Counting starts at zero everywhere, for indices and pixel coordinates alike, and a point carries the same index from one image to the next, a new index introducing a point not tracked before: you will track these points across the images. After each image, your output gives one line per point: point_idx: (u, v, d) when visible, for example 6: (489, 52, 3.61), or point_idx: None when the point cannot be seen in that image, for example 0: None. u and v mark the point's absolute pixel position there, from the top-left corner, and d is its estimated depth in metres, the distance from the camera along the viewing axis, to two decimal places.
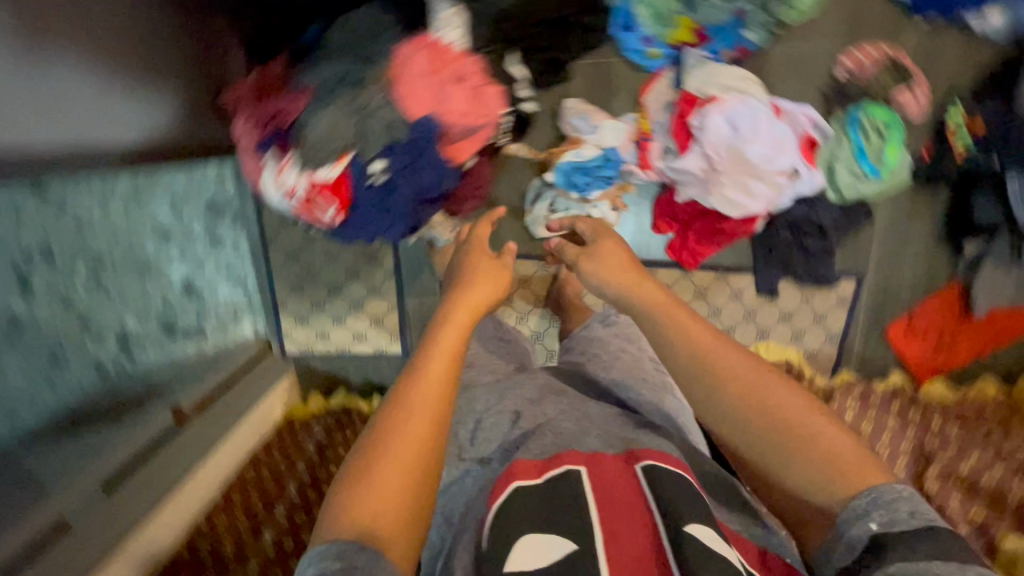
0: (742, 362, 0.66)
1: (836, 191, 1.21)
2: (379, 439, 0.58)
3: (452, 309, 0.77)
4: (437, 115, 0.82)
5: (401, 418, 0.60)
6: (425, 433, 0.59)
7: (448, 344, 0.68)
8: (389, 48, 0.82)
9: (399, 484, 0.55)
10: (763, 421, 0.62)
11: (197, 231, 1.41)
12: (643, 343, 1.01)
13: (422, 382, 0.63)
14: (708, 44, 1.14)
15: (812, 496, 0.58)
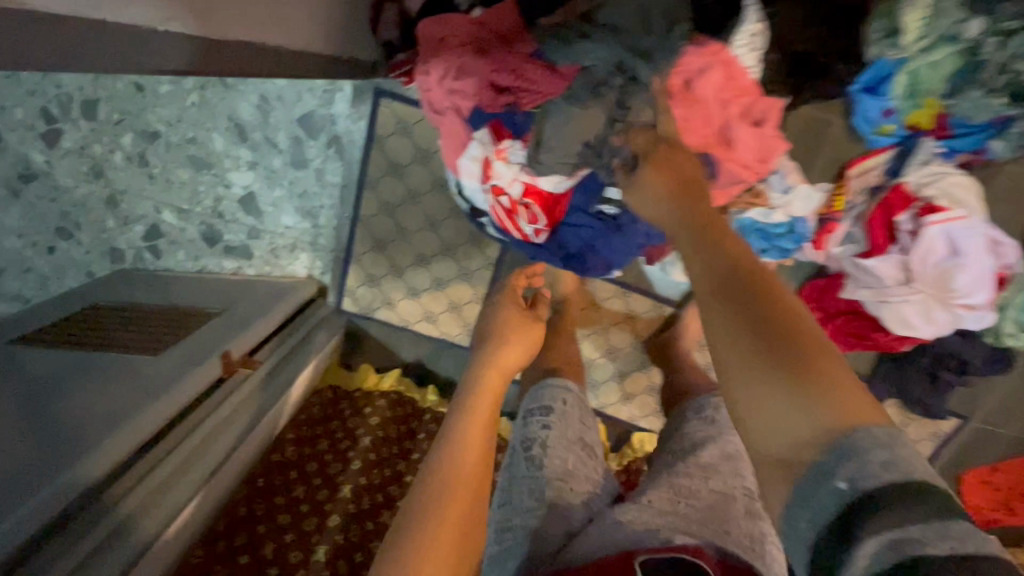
0: (770, 281, 0.48)
1: (996, 335, 1.10)
2: (435, 481, 0.66)
3: (488, 375, 0.84)
4: (711, 155, 0.70)
5: (454, 462, 0.68)
6: (472, 483, 0.67)
7: (485, 410, 0.78)
8: (677, 48, 0.64)
9: (455, 523, 0.62)
10: (777, 351, 0.43)
11: (280, 143, 1.18)
12: (745, 465, 0.73)
13: (468, 434, 0.73)
14: (948, 139, 0.97)
15: (778, 442, 0.42)
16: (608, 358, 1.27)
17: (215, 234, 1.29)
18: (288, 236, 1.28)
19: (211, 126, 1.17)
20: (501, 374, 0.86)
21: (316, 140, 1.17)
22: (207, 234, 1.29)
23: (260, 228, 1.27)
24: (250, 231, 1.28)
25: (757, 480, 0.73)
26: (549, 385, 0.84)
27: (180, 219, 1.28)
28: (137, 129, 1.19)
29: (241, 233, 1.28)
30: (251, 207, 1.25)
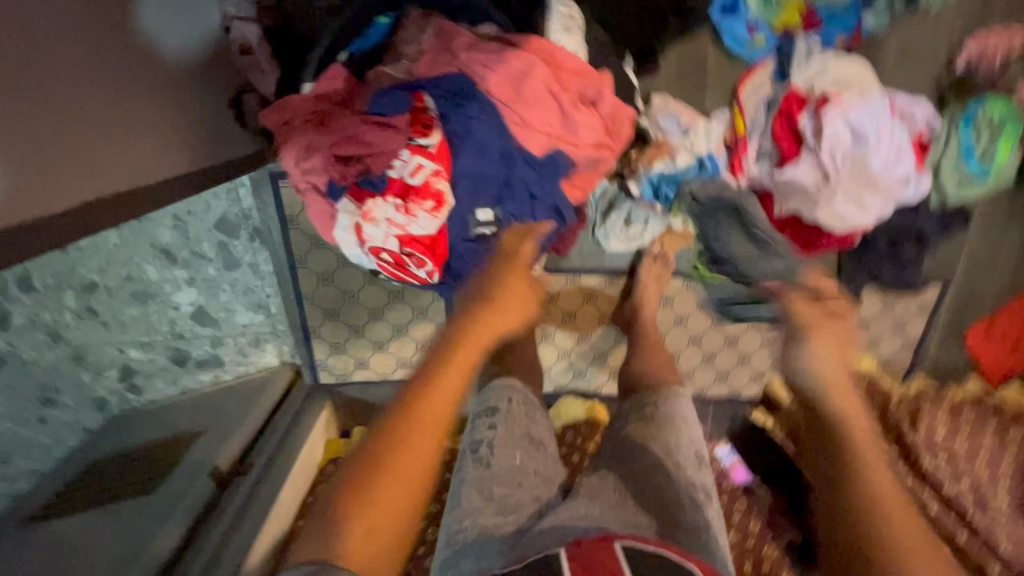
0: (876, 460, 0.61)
1: (939, 195, 1.11)
2: (376, 454, 0.48)
3: (491, 310, 0.57)
4: (558, 149, 0.64)
5: (400, 435, 0.48)
6: (424, 461, 0.48)
7: (464, 374, 0.52)
8: (499, 55, 0.65)
9: (389, 512, 0.46)
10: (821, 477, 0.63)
11: (209, 252, 1.22)
12: (682, 457, 0.82)
13: (429, 399, 0.50)
14: (819, 31, 0.99)
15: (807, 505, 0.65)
16: (582, 343, 1.27)
17: (183, 353, 1.31)
18: (248, 332, 1.33)
19: (139, 258, 1.18)
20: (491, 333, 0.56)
21: (239, 238, 1.22)
22: (175, 357, 1.31)
23: (220, 335, 1.31)
24: (213, 339, 1.31)
25: (696, 472, 0.82)
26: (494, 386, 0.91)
27: (146, 352, 1.28)
28: (70, 285, 1.15)
29: (206, 344, 1.31)
30: (206, 318, 1.29)
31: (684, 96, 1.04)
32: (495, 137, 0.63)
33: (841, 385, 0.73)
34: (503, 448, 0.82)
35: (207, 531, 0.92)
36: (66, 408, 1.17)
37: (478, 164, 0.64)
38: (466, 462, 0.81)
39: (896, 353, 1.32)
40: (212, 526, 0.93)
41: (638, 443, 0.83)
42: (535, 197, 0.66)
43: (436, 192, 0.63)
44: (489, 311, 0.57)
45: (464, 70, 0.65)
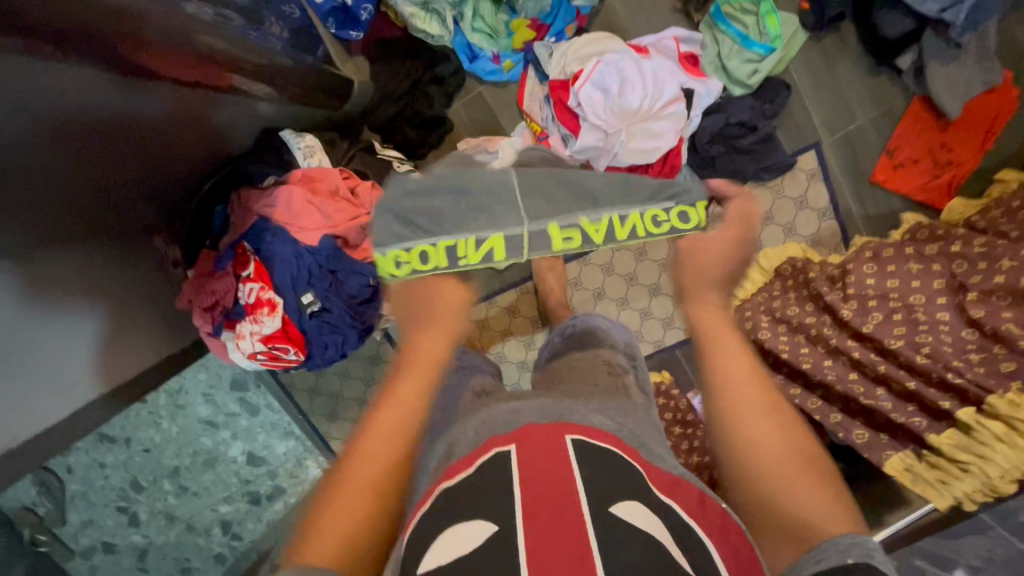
0: (754, 381, 0.57)
1: (740, 84, 1.20)
2: (343, 474, 0.52)
3: (418, 341, 0.62)
4: (329, 233, 0.90)
5: (352, 458, 0.53)
6: (372, 465, 0.52)
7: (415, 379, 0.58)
8: (270, 194, 0.92)
9: (350, 525, 0.49)
10: (745, 388, 0.56)
11: (235, 409, 1.58)
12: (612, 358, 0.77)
13: (377, 429, 0.55)
14: (548, 30, 1.18)
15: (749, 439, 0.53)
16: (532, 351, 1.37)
17: (255, 493, 1.62)
18: (290, 457, 1.64)
19: (196, 435, 1.57)
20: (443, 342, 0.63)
21: (250, 389, 1.58)
22: (252, 499, 1.62)
23: (272, 468, 1.63)
24: (270, 474, 1.62)
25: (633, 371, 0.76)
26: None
27: (231, 504, 1.61)
28: (162, 474, 1.57)
29: (267, 480, 1.62)
30: (258, 459, 1.62)
31: (485, 130, 1.27)
32: (286, 247, 0.89)
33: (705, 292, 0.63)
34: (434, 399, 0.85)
35: None
36: (200, 569, 1.61)
37: (287, 267, 0.89)
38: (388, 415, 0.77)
39: (819, 227, 1.30)
40: None
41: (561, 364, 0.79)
42: (335, 269, 0.91)
43: (267, 300, 0.89)
44: (426, 338, 0.63)
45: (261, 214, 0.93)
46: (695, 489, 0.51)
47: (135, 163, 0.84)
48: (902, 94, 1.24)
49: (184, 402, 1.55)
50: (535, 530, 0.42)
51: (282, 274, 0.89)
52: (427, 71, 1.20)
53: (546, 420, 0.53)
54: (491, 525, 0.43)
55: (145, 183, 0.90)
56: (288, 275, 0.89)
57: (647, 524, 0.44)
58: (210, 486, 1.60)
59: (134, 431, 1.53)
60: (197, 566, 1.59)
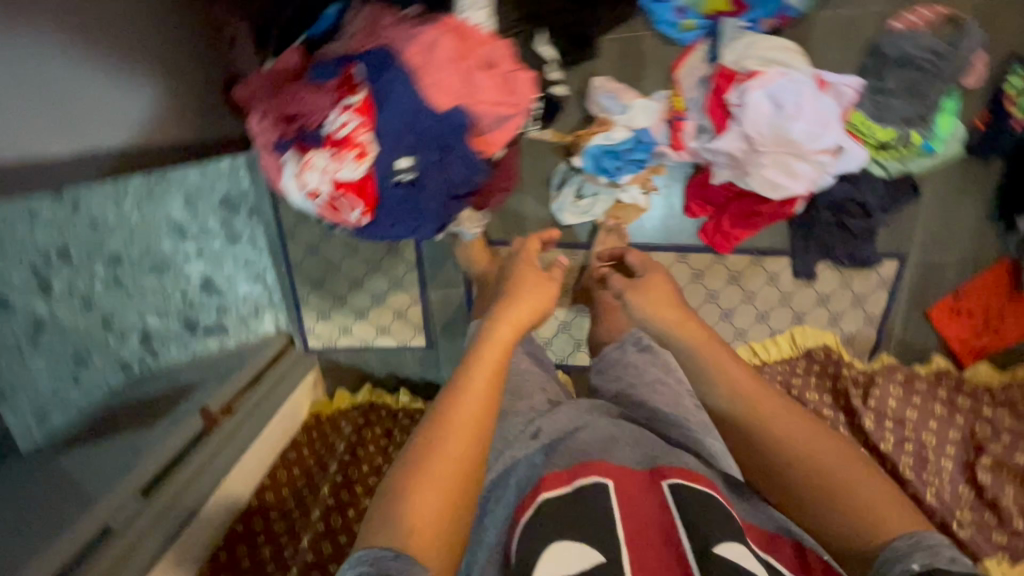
0: (784, 412, 0.63)
1: (883, 167, 1.15)
2: (432, 452, 0.54)
3: (496, 325, 0.69)
4: (462, 105, 0.75)
5: (438, 444, 0.55)
6: (462, 455, 0.55)
7: (494, 360, 0.63)
8: (412, 33, 0.77)
9: (434, 509, 0.52)
10: (779, 427, 0.62)
11: (213, 226, 1.39)
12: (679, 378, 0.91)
13: (456, 420, 0.57)
14: (747, 13, 1.06)
15: (802, 475, 0.59)
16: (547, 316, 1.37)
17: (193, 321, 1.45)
18: (249, 302, 1.49)
19: (157, 234, 1.34)
20: (517, 325, 0.71)
21: (239, 214, 1.38)
22: (187, 324, 1.44)
23: (225, 303, 1.47)
24: (219, 307, 1.47)
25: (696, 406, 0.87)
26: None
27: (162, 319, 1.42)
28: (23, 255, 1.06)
29: (213, 312, 1.46)
30: (213, 288, 1.44)
31: (626, 77, 1.14)
32: (405, 97, 0.74)
33: (681, 314, 0.78)
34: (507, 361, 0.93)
35: (183, 472, 1.02)
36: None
37: (397, 119, 0.74)
38: None
39: (859, 328, 1.33)
40: (188, 467, 1.03)
41: (642, 365, 0.93)
42: (448, 147, 0.77)
43: (360, 143, 0.75)
44: (506, 328, 0.69)
45: (386, 42, 0.77)
46: (787, 547, 0.62)
47: None
48: (1000, 252, 1.25)
49: (157, 195, 1.28)
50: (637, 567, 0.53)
51: (388, 122, 0.74)
52: None
53: (644, 466, 0.64)
54: (597, 555, 0.53)
55: None
56: (394, 128, 0.75)
57: (746, 561, 0.53)
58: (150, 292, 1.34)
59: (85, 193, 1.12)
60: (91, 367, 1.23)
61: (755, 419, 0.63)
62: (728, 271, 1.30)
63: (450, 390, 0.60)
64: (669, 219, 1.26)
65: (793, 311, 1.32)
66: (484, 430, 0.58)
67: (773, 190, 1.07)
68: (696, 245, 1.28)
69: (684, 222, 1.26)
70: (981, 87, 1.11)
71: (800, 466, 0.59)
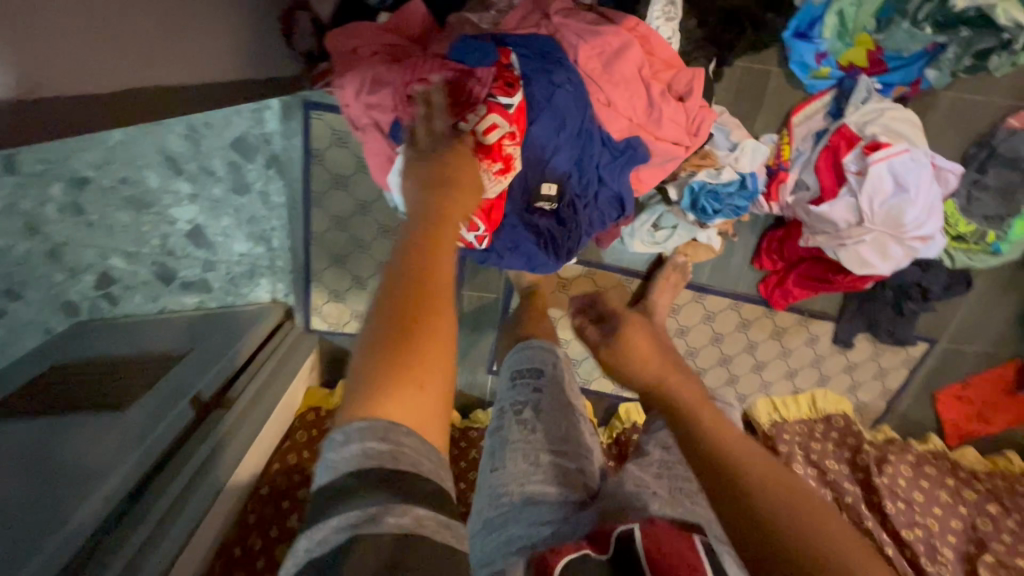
0: (758, 455, 0.53)
1: (951, 258, 1.15)
2: (407, 334, 0.38)
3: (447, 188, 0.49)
4: (639, 136, 0.64)
5: (410, 326, 0.39)
6: (442, 346, 0.39)
7: (450, 234, 0.46)
8: (591, 30, 0.62)
9: (405, 409, 0.37)
10: (746, 465, 0.51)
11: (217, 170, 1.14)
12: None
13: (415, 298, 0.40)
14: (882, 74, 0.98)
15: (759, 516, 0.47)
16: (581, 338, 1.28)
17: (168, 271, 1.22)
18: (243, 262, 1.28)
19: (142, 161, 1.07)
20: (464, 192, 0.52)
21: (254, 162, 1.15)
22: (161, 273, 1.21)
23: (213, 260, 1.24)
24: (205, 263, 1.23)
25: None
26: (531, 347, 0.85)
27: (130, 261, 1.18)
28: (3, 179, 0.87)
29: (195, 267, 1.23)
30: (201, 239, 1.21)
31: (738, 111, 1.04)
32: (575, 113, 0.61)
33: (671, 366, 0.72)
34: (550, 417, 0.74)
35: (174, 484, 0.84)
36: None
37: (556, 136, 0.62)
38: (505, 424, 0.74)
39: (872, 399, 1.37)
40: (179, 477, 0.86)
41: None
42: (604, 180, 0.65)
43: (506, 156, 0.59)
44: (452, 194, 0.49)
45: (555, 35, 0.63)
46: None
47: None
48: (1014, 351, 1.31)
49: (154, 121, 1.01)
50: None
51: (548, 139, 0.62)
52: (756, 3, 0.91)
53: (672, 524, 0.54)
54: None
55: None
56: (553, 147, 0.62)
57: None
58: (123, 230, 1.12)
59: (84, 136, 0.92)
60: (24, 301, 1.05)
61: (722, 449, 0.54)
62: (773, 326, 1.27)
63: (412, 241, 0.44)
64: (733, 264, 1.20)
65: (820, 374, 1.32)
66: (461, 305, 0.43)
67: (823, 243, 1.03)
68: (752, 296, 1.23)
69: (746, 270, 1.21)
70: None
71: (763, 502, 0.47)
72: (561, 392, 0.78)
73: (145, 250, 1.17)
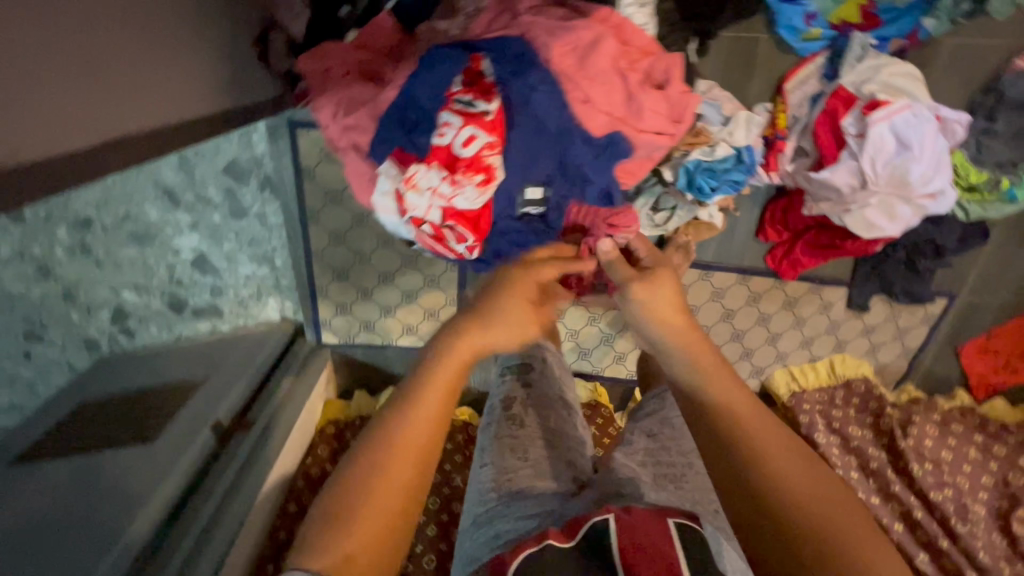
0: (813, 479, 0.55)
1: (965, 211, 1.11)
2: (355, 487, 0.49)
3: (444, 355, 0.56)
4: (621, 130, 0.62)
5: (370, 484, 0.49)
6: (395, 505, 0.49)
7: (435, 409, 0.53)
8: (564, 25, 0.60)
9: (360, 548, 0.46)
10: (817, 491, 0.54)
11: (214, 197, 1.15)
12: None
13: (391, 453, 0.50)
14: (878, 29, 0.94)
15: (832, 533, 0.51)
16: (590, 327, 1.27)
17: (180, 299, 1.25)
18: (250, 284, 1.27)
19: (139, 198, 1.10)
20: (479, 349, 0.57)
21: (248, 186, 1.15)
22: (173, 303, 1.25)
23: (221, 284, 1.25)
24: (213, 288, 1.25)
25: None
26: (519, 344, 0.91)
27: (142, 295, 1.23)
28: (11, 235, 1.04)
29: (205, 293, 1.26)
30: (206, 265, 1.22)
31: (728, 82, 1.01)
32: (552, 113, 0.60)
33: (704, 347, 0.66)
34: (536, 411, 0.81)
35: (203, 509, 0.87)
36: (52, 345, 1.21)
37: (536, 139, 0.61)
38: (495, 418, 0.81)
39: (893, 360, 1.34)
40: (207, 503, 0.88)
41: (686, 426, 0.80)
42: (590, 179, 0.64)
43: (486, 166, 0.60)
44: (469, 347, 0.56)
45: (525, 34, 0.61)
46: None
47: None
48: None
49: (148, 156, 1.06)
50: None
51: (526, 142, 0.61)
52: None
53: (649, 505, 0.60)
54: None
55: None
56: (532, 151, 0.62)
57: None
58: (130, 264, 1.18)
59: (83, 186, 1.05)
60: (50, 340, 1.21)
61: (786, 477, 0.55)
62: (785, 296, 1.25)
63: (419, 387, 0.54)
64: (737, 239, 1.18)
65: (837, 340, 1.30)
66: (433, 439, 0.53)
67: (818, 207, 1.01)
68: (760, 269, 1.21)
69: (752, 244, 1.18)
70: None
71: (821, 535, 0.50)
72: (548, 389, 0.85)
73: (156, 280, 1.22)
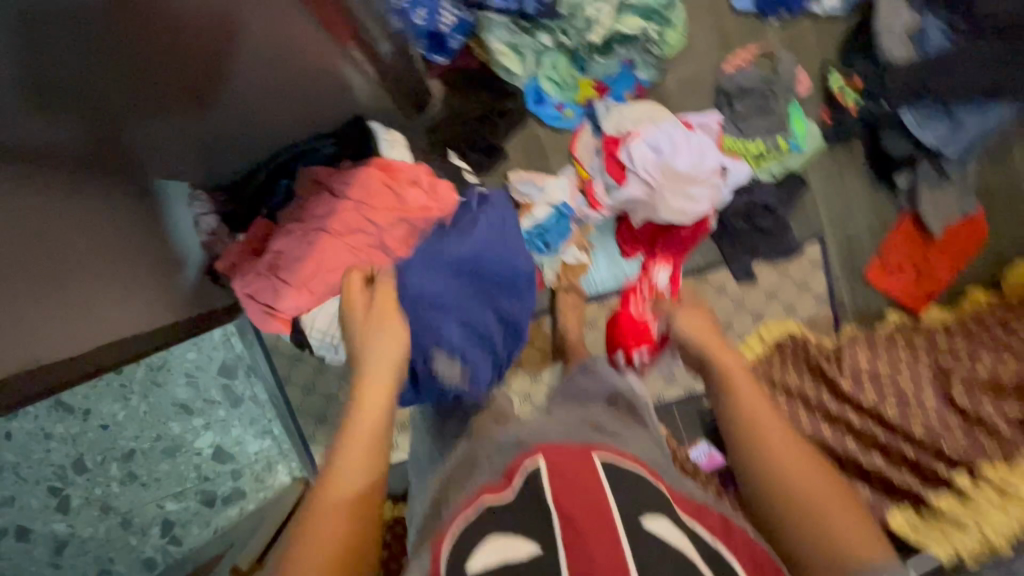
0: (784, 439, 0.70)
1: (768, 172, 1.35)
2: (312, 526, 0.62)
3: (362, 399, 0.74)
4: (399, 213, 1.01)
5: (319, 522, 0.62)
6: (349, 530, 0.62)
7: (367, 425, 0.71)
8: (349, 174, 1.02)
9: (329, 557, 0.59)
10: (792, 450, 0.69)
11: (216, 397, 1.48)
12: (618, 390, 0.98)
13: (331, 488, 0.65)
14: (610, 93, 1.33)
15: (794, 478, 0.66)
16: (537, 385, 1.43)
17: (211, 493, 1.48)
18: (261, 459, 1.51)
19: (164, 418, 1.45)
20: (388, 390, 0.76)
21: (237, 377, 1.48)
22: (205, 498, 1.48)
23: (239, 467, 1.50)
24: (233, 474, 1.50)
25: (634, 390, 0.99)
26: None
27: (180, 501, 1.47)
28: (113, 455, 1.44)
29: (228, 481, 1.49)
30: (224, 455, 1.49)
31: (535, 166, 1.37)
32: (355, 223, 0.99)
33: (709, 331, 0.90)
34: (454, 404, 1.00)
35: None
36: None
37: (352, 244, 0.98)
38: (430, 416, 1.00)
39: (815, 310, 1.44)
40: None
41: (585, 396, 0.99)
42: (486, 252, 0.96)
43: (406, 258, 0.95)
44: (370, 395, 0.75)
45: (329, 189, 1.02)
46: (718, 517, 0.64)
47: (166, 100, 0.81)
48: (896, 208, 1.41)
49: (163, 381, 1.44)
50: (569, 525, 0.56)
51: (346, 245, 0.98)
52: (495, 104, 1.32)
53: (578, 445, 0.68)
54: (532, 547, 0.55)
55: (191, 135, 0.91)
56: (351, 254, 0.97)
57: (675, 537, 0.56)
58: (165, 476, 1.46)
59: (97, 404, 1.42)
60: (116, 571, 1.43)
61: (760, 430, 0.71)
62: None
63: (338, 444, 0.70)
64: (611, 266, 1.40)
65: (752, 312, 1.43)
66: (369, 476, 0.67)
67: (642, 215, 1.27)
68: None
69: (626, 264, 1.40)
70: (811, 92, 1.38)
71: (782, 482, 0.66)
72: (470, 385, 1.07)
73: (189, 484, 1.48)
